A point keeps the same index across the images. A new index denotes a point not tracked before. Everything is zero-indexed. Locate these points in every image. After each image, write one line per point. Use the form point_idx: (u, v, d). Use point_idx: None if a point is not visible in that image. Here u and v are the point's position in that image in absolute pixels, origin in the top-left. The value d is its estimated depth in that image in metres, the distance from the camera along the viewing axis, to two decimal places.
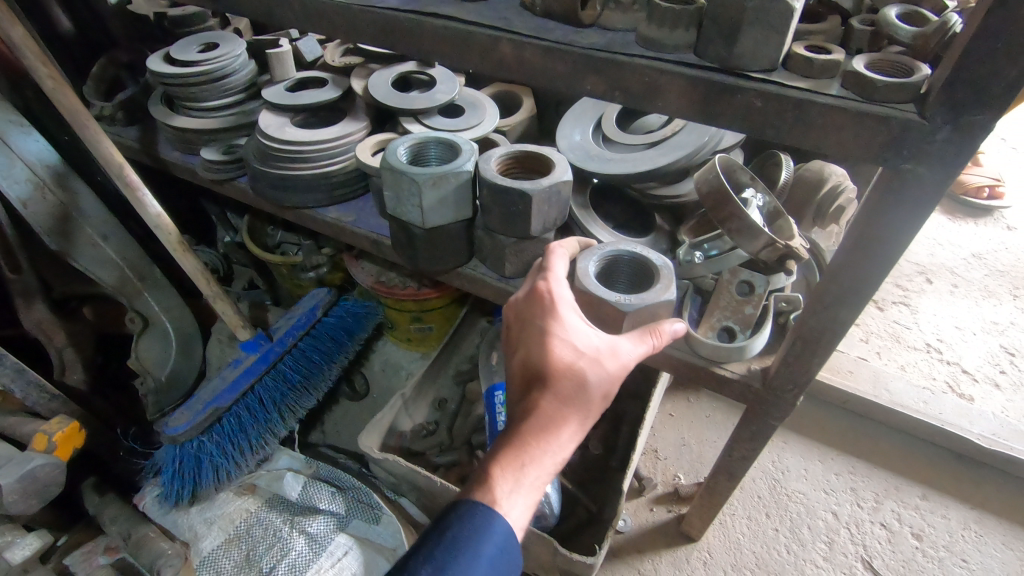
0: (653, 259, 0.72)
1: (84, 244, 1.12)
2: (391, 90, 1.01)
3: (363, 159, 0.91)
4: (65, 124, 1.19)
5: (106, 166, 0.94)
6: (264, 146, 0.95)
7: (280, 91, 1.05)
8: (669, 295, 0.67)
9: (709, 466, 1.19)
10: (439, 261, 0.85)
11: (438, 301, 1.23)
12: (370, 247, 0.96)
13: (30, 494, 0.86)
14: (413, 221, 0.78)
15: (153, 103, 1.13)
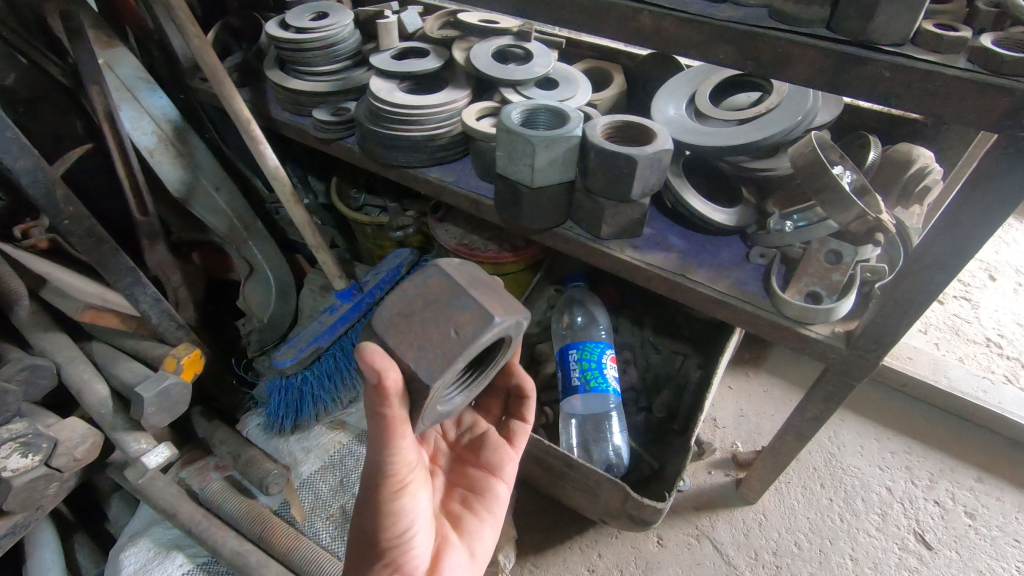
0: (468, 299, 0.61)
1: (200, 194, 1.23)
2: (492, 62, 1.08)
3: (469, 123, 0.98)
4: (183, 83, 1.30)
5: (235, 121, 1.03)
6: (375, 108, 1.03)
7: (386, 59, 1.12)
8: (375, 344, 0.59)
9: (766, 437, 1.24)
10: (540, 220, 0.92)
11: (514, 266, 1.29)
12: (469, 206, 1.03)
13: (163, 408, 0.97)
14: (523, 180, 0.86)
15: (267, 66, 1.22)
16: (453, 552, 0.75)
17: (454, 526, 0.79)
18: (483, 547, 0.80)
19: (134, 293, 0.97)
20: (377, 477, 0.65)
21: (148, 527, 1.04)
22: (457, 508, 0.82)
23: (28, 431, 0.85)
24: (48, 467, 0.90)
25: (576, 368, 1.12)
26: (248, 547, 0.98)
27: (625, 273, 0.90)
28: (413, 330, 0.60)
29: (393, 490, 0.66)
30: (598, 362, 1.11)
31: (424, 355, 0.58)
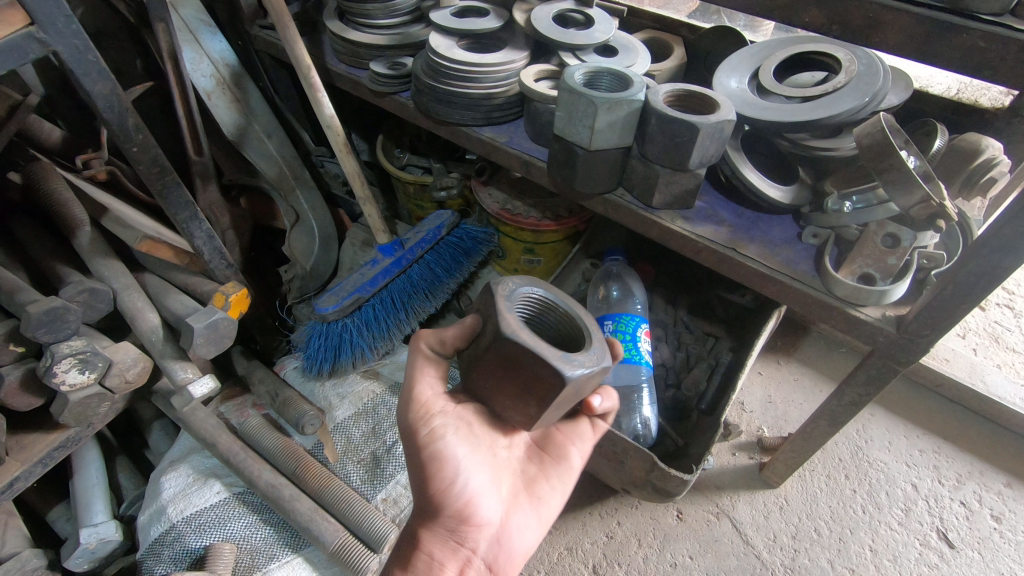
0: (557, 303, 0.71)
1: (253, 139, 1.25)
2: (553, 25, 1.07)
3: (527, 83, 0.98)
4: (240, 29, 1.32)
5: (297, 67, 1.05)
6: (434, 63, 1.03)
7: (446, 15, 1.12)
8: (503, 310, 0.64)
9: (793, 425, 1.24)
10: (592, 184, 0.92)
11: (554, 235, 1.30)
12: (519, 167, 1.04)
13: (212, 341, 1.00)
14: (580, 142, 0.86)
15: (326, 16, 1.23)
16: (520, 518, 0.81)
17: (527, 492, 0.83)
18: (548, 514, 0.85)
19: (190, 227, 1.00)
20: (439, 452, 0.72)
21: (187, 455, 1.09)
22: (531, 471, 0.85)
23: (87, 349, 0.89)
24: (102, 386, 0.94)
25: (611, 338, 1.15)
26: (283, 480, 1.02)
27: (673, 244, 0.91)
28: (498, 372, 0.64)
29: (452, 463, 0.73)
30: (632, 335, 1.13)
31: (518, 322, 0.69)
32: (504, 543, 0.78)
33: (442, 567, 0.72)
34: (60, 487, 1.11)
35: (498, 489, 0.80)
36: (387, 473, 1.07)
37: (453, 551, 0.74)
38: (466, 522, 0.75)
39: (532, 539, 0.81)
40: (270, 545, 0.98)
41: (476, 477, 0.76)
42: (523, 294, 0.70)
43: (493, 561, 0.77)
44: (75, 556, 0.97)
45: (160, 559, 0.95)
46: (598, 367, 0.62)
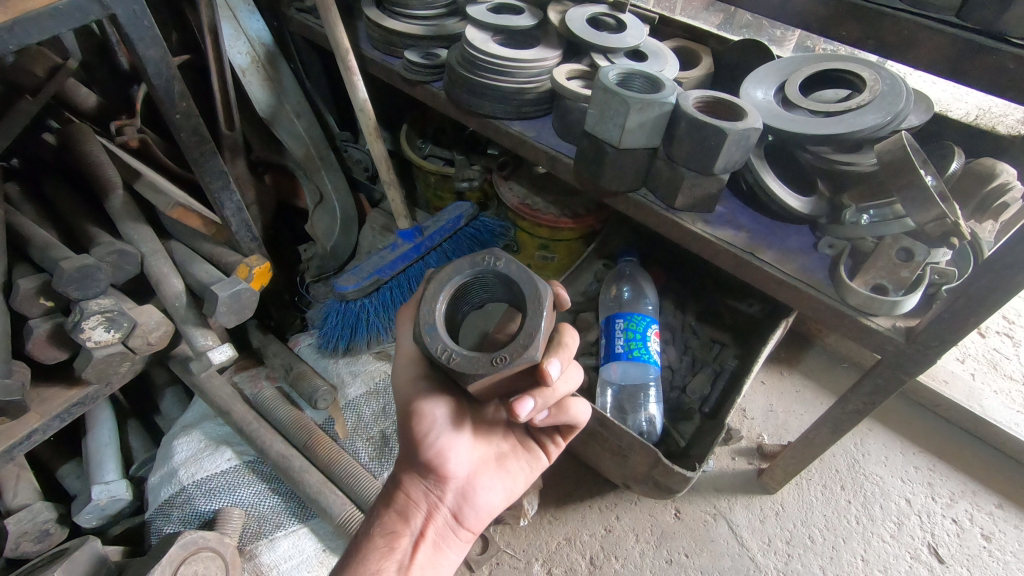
0: (515, 275, 0.66)
1: (285, 118, 1.29)
2: (587, 27, 1.10)
3: (560, 80, 1.01)
4: (277, 10, 1.35)
5: (335, 50, 1.08)
6: (469, 55, 1.06)
7: (482, 10, 1.16)
8: (432, 300, 0.65)
9: (793, 434, 1.26)
10: (619, 182, 0.95)
11: (571, 233, 1.33)
12: (546, 162, 1.06)
13: (234, 310, 1.03)
14: (609, 140, 0.89)
15: (364, 3, 1.26)
16: (487, 480, 0.84)
17: (499, 460, 0.86)
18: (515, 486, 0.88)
19: (222, 198, 1.03)
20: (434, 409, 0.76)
21: (200, 421, 1.10)
22: (504, 446, 0.87)
23: (114, 308, 0.92)
24: (125, 345, 0.96)
25: (621, 336, 1.17)
26: (294, 452, 1.04)
27: (693, 245, 0.93)
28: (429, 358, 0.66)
29: (433, 416, 0.75)
30: (643, 333, 1.16)
31: (440, 295, 0.65)
32: (470, 498, 0.82)
33: (415, 506, 0.79)
34: (71, 444, 1.13)
35: (475, 448, 0.81)
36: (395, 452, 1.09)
37: (426, 493, 0.79)
38: (438, 471, 0.78)
39: (497, 502, 0.85)
40: (277, 513, 1.00)
41: (456, 433, 0.77)
42: (470, 273, 0.67)
43: (459, 512, 0.81)
44: (86, 511, 0.99)
45: (169, 520, 0.98)
46: (450, 371, 0.61)
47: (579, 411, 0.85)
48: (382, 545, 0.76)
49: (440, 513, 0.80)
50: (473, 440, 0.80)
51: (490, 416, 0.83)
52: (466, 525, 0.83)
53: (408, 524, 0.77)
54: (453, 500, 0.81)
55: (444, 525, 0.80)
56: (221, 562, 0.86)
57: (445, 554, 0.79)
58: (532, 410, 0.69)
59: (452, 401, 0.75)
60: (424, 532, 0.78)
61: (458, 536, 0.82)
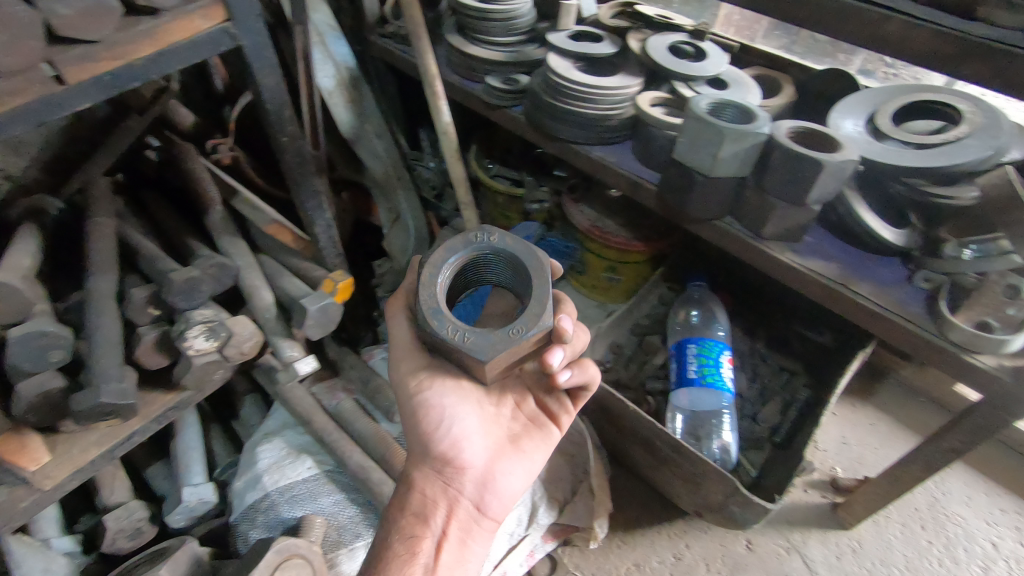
0: (509, 250, 0.71)
1: (366, 139, 1.34)
2: (668, 55, 1.12)
3: (644, 108, 1.02)
4: (360, 35, 1.41)
5: (423, 76, 1.12)
6: (553, 81, 1.09)
7: (563, 38, 1.18)
8: (435, 283, 0.68)
9: (869, 469, 1.23)
10: (705, 209, 0.95)
11: (640, 256, 1.33)
12: (627, 188, 1.08)
13: (322, 323, 1.07)
14: (701, 168, 0.90)
15: (445, 30, 1.30)
16: (505, 465, 0.84)
17: (513, 443, 0.86)
18: (535, 467, 0.87)
19: (314, 216, 1.07)
20: (427, 402, 0.81)
21: (282, 429, 1.14)
22: (517, 428, 0.87)
23: (215, 318, 0.97)
24: (221, 355, 1.00)
25: (693, 362, 1.16)
26: (373, 463, 1.06)
27: (781, 275, 0.93)
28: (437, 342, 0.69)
29: (435, 408, 0.80)
30: (715, 359, 1.15)
31: (439, 275, 0.69)
32: (489, 486, 0.83)
33: (434, 505, 0.81)
34: (160, 445, 1.18)
35: (485, 436, 0.83)
36: None
37: (444, 489, 0.82)
38: (450, 465, 0.81)
39: (517, 488, 0.85)
40: (356, 523, 1.03)
41: (459, 422, 0.81)
42: (462, 252, 0.71)
43: (480, 502, 0.83)
44: (177, 512, 1.04)
45: (254, 525, 1.01)
46: (464, 350, 0.64)
47: (586, 372, 0.85)
48: (405, 549, 0.77)
49: (461, 508, 0.82)
50: (482, 428, 0.83)
51: (495, 402, 0.87)
52: (489, 515, 0.84)
53: (428, 523, 0.80)
54: (471, 491, 0.82)
55: (465, 518, 0.82)
56: (310, 569, 0.89)
57: (470, 545, 0.81)
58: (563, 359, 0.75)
59: (449, 390, 0.81)
60: (446, 529, 0.80)
61: (483, 526, 0.84)
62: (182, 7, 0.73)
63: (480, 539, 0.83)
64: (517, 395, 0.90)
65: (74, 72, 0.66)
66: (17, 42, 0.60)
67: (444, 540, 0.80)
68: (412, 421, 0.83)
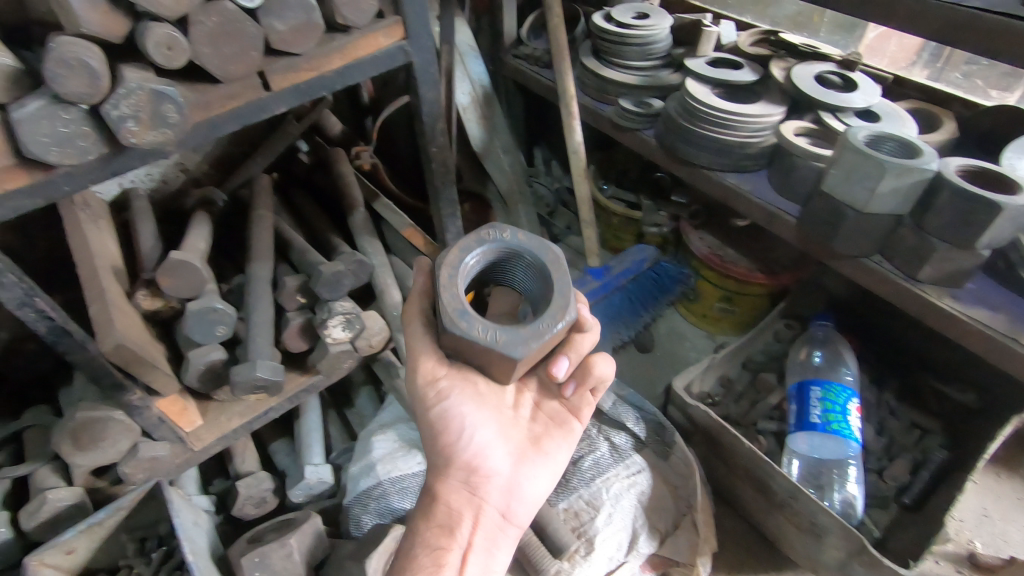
0: (524, 245, 0.69)
1: (494, 154, 1.40)
2: (816, 84, 1.08)
3: (788, 137, 1.00)
4: (495, 55, 1.48)
5: (560, 97, 1.16)
6: (689, 106, 1.09)
7: (701, 64, 1.18)
8: (452, 283, 0.65)
9: (1015, 548, 1.10)
10: (852, 246, 0.91)
11: (760, 288, 1.29)
12: (762, 218, 1.06)
13: None
14: (854, 203, 0.86)
15: (580, 53, 1.34)
16: (528, 469, 0.84)
17: (535, 446, 0.85)
18: (556, 468, 0.87)
19: (447, 223, 1.13)
20: (445, 410, 0.79)
21: (395, 421, 1.18)
22: (537, 430, 0.87)
23: (353, 311, 1.04)
24: (352, 346, 1.06)
25: (816, 406, 1.09)
26: None
27: (935, 322, 0.87)
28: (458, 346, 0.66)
29: (454, 418, 0.80)
30: (842, 407, 1.08)
31: (453, 275, 0.65)
32: (512, 491, 0.83)
33: (459, 515, 0.80)
34: (284, 424, 1.27)
35: (505, 442, 0.83)
36: (571, 485, 1.11)
37: (468, 498, 0.81)
38: (472, 473, 0.81)
39: (541, 491, 0.85)
40: None
41: (478, 430, 0.81)
42: (475, 248, 0.68)
43: (504, 509, 0.82)
44: (298, 488, 1.11)
45: (366, 511, 1.07)
46: (495, 350, 0.62)
47: (603, 368, 0.84)
48: (431, 562, 0.76)
49: (485, 515, 0.81)
50: (501, 434, 0.83)
51: (512, 407, 0.86)
52: (514, 521, 0.83)
53: (454, 534, 0.79)
54: (495, 498, 0.82)
55: (491, 527, 0.81)
56: None
57: (496, 552, 0.81)
58: (568, 368, 0.77)
59: (467, 398, 0.80)
60: (473, 539, 0.79)
61: (508, 531, 0.83)
62: (370, 26, 0.81)
63: (506, 545, 0.82)
64: (534, 398, 0.89)
65: (278, 80, 0.75)
66: (243, 53, 0.69)
67: (472, 549, 0.79)
68: (430, 430, 0.82)
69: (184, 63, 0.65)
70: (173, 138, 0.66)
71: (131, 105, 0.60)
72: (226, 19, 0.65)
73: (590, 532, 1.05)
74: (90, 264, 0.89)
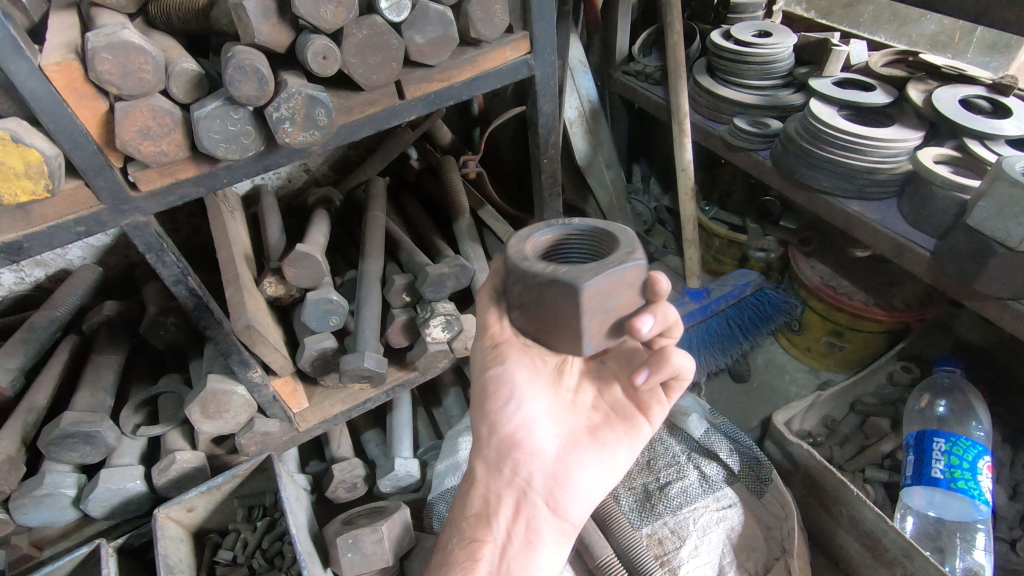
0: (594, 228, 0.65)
1: (596, 169, 1.41)
2: (961, 109, 0.99)
3: (926, 164, 0.93)
4: (605, 71, 1.49)
5: (673, 112, 1.14)
6: (814, 128, 1.04)
7: (828, 84, 1.12)
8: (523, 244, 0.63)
9: None
10: (999, 287, 0.83)
11: (877, 325, 1.20)
12: (889, 250, 0.98)
13: None
14: (1005, 241, 0.78)
15: (694, 70, 1.32)
16: (580, 458, 0.77)
17: (591, 434, 0.79)
18: (616, 462, 0.79)
19: None
20: (499, 382, 0.76)
21: None
22: (596, 417, 0.80)
23: (454, 312, 1.07)
24: (449, 347, 1.10)
25: (940, 460, 0.98)
26: None
27: None
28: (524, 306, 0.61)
29: (504, 384, 0.76)
30: (972, 465, 0.96)
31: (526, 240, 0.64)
32: (561, 482, 0.77)
33: (499, 503, 0.79)
34: (377, 415, 1.33)
35: (555, 423, 0.78)
36: (657, 510, 1.08)
37: (510, 485, 0.78)
38: (518, 452, 0.77)
39: (595, 485, 0.78)
40: None
41: (529, 405, 0.76)
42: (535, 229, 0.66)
43: (552, 500, 0.78)
44: (387, 479, 1.15)
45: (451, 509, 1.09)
46: (559, 280, 0.55)
47: (683, 361, 0.72)
48: (468, 554, 0.78)
49: (528, 501, 0.78)
50: (549, 419, 0.78)
51: (569, 390, 0.81)
52: (558, 514, 0.78)
53: (492, 524, 0.79)
54: (541, 484, 0.77)
55: (534, 516, 0.78)
56: None
57: (539, 544, 0.78)
58: (651, 328, 0.62)
59: (521, 365, 0.76)
60: (511, 530, 0.78)
61: (556, 522, 0.79)
62: (499, 40, 0.84)
63: (549, 539, 0.79)
64: (597, 384, 0.83)
65: (413, 89, 0.79)
66: (386, 64, 0.74)
67: (512, 538, 0.78)
68: (482, 405, 0.78)
69: (334, 71, 0.70)
70: (320, 140, 0.71)
71: (290, 108, 0.66)
72: (375, 32, 0.70)
73: (674, 562, 1.01)
74: (229, 250, 0.98)
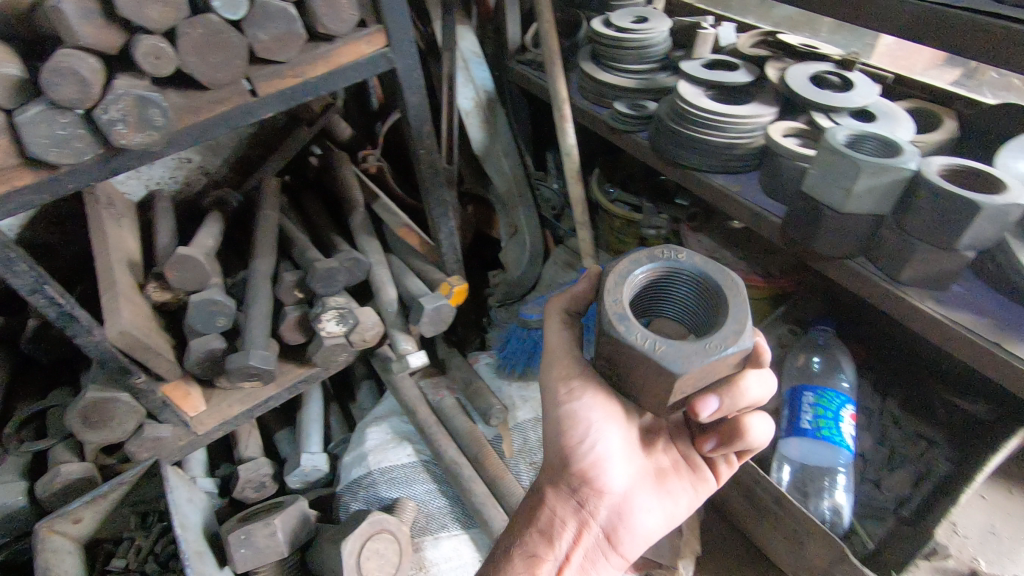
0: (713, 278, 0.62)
1: (494, 157, 1.45)
2: (809, 85, 1.06)
3: (774, 138, 0.99)
4: (500, 60, 1.52)
5: (553, 98, 1.18)
6: (679, 108, 1.09)
7: (697, 66, 1.18)
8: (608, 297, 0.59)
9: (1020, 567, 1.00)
10: (834, 247, 0.90)
11: (758, 292, 1.26)
12: (750, 220, 1.04)
13: (437, 322, 1.13)
14: (831, 204, 0.85)
15: (580, 57, 1.36)
16: (646, 500, 0.79)
17: (660, 479, 0.80)
18: (676, 509, 0.81)
19: (440, 223, 1.17)
20: (573, 412, 0.73)
21: (389, 415, 1.23)
22: (666, 462, 0.82)
23: (346, 305, 1.09)
24: (346, 340, 1.11)
25: (809, 412, 1.06)
26: (465, 461, 1.10)
27: (919, 325, 0.85)
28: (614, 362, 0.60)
29: (582, 418, 0.73)
30: (834, 413, 1.04)
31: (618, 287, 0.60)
32: (626, 518, 0.77)
33: (562, 525, 0.76)
34: (288, 414, 1.34)
35: (628, 462, 0.78)
36: None
37: (575, 509, 0.77)
38: (590, 484, 0.76)
39: (653, 528, 0.80)
40: (443, 514, 1.08)
41: (610, 439, 0.75)
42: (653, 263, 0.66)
43: (614, 533, 0.78)
44: (294, 474, 1.16)
45: (355, 498, 1.10)
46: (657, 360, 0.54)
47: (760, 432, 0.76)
48: (524, 567, 0.75)
49: (590, 528, 0.77)
50: (626, 454, 0.77)
51: (645, 426, 0.81)
52: (618, 549, 0.79)
53: (553, 545, 0.76)
54: (606, 519, 0.77)
55: (593, 546, 0.77)
56: (397, 545, 0.96)
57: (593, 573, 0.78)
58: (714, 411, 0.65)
59: (603, 401, 0.73)
60: (570, 555, 0.76)
61: (610, 557, 0.79)
62: (353, 34, 0.86)
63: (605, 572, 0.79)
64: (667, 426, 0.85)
65: (264, 86, 0.81)
66: (229, 62, 0.74)
67: (570, 561, 0.76)
68: (558, 428, 0.75)
69: (171, 71, 0.71)
70: (162, 139, 0.72)
71: (120, 110, 0.67)
72: (211, 31, 0.71)
73: None
74: (104, 256, 0.97)
